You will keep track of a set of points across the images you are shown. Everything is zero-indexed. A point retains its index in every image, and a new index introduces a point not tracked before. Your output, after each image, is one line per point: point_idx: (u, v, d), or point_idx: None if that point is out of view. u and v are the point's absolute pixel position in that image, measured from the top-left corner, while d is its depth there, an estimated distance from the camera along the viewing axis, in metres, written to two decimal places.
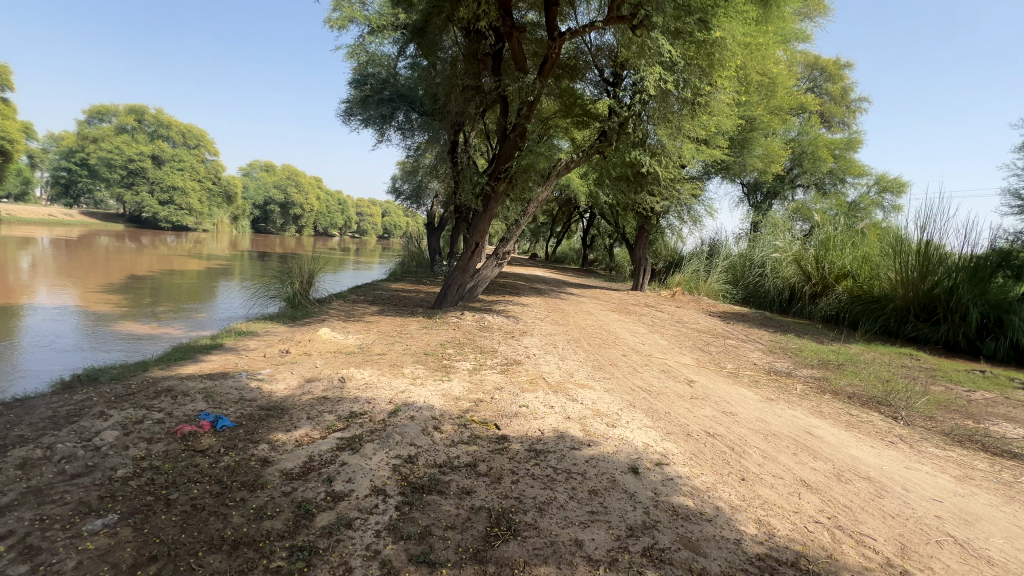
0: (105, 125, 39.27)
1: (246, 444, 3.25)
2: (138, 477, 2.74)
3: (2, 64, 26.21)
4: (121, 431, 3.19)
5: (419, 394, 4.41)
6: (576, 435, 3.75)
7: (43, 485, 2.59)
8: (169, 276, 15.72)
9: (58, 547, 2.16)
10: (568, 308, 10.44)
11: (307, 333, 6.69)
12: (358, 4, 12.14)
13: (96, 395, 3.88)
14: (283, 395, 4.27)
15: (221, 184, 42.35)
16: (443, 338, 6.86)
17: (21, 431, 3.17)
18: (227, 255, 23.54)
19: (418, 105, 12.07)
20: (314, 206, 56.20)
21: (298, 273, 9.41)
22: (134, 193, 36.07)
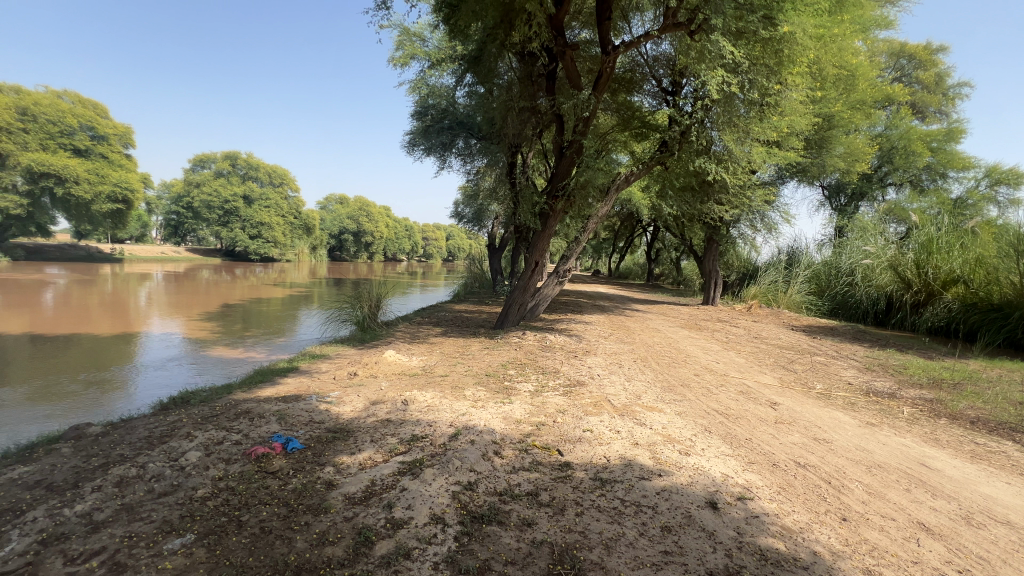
0: (206, 171, 43.93)
1: (314, 466, 3.33)
2: (216, 498, 2.86)
3: (127, 127, 30.71)
4: (203, 451, 3.39)
5: (480, 417, 4.34)
6: (646, 463, 3.48)
7: (134, 503, 2.77)
8: (257, 304, 17.15)
9: (142, 565, 2.27)
10: (633, 325, 10.02)
11: (374, 356, 6.91)
12: (419, 41, 12.79)
13: (186, 417, 4.19)
14: (350, 417, 4.37)
15: (302, 218, 46.04)
16: (505, 359, 6.78)
17: (121, 450, 3.47)
18: (307, 283, 25.36)
19: (476, 131, 12.37)
20: (383, 234, 59.38)
21: (367, 297, 9.85)
22: (229, 230, 40.08)
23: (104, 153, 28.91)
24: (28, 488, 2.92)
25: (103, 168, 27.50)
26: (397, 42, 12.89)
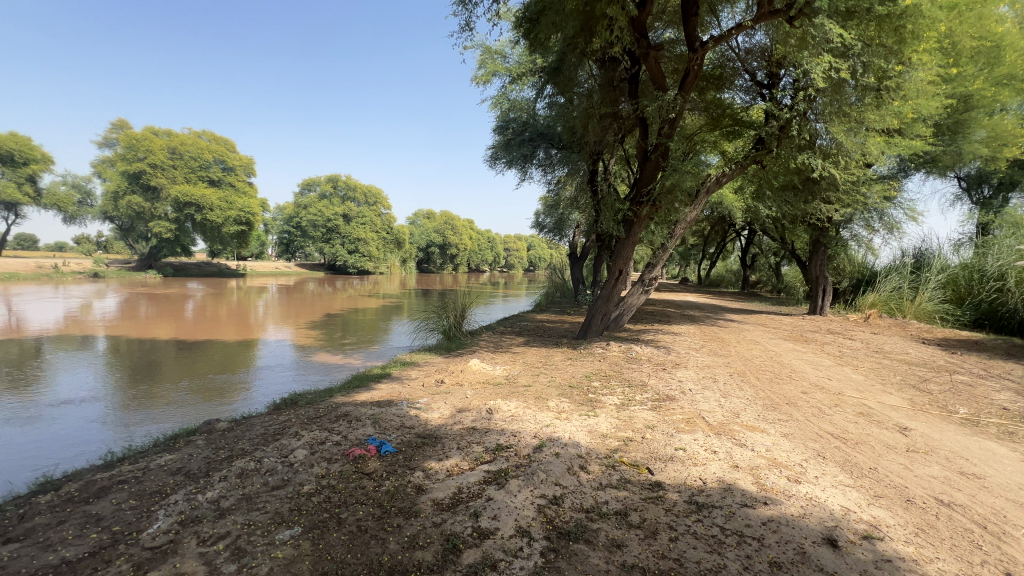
0: (312, 193, 48.56)
1: (405, 470, 3.47)
2: (319, 494, 3.08)
3: (249, 159, 35.11)
4: (309, 450, 3.68)
5: (564, 429, 4.26)
6: (748, 488, 3.16)
7: (252, 493, 3.06)
8: (355, 314, 18.52)
9: (257, 552, 2.48)
10: (728, 336, 9.33)
11: (460, 364, 7.12)
12: (500, 58, 13.19)
13: (295, 417, 4.59)
14: (437, 423, 4.52)
15: (393, 233, 49.23)
16: (589, 370, 6.62)
17: (243, 444, 3.88)
18: (398, 294, 26.96)
19: (556, 141, 12.41)
20: (467, 246, 61.54)
21: (453, 307, 10.21)
22: (331, 246, 43.97)
23: (233, 183, 33.27)
24: (171, 473, 3.37)
25: (232, 195, 31.66)
26: (479, 62, 13.40)
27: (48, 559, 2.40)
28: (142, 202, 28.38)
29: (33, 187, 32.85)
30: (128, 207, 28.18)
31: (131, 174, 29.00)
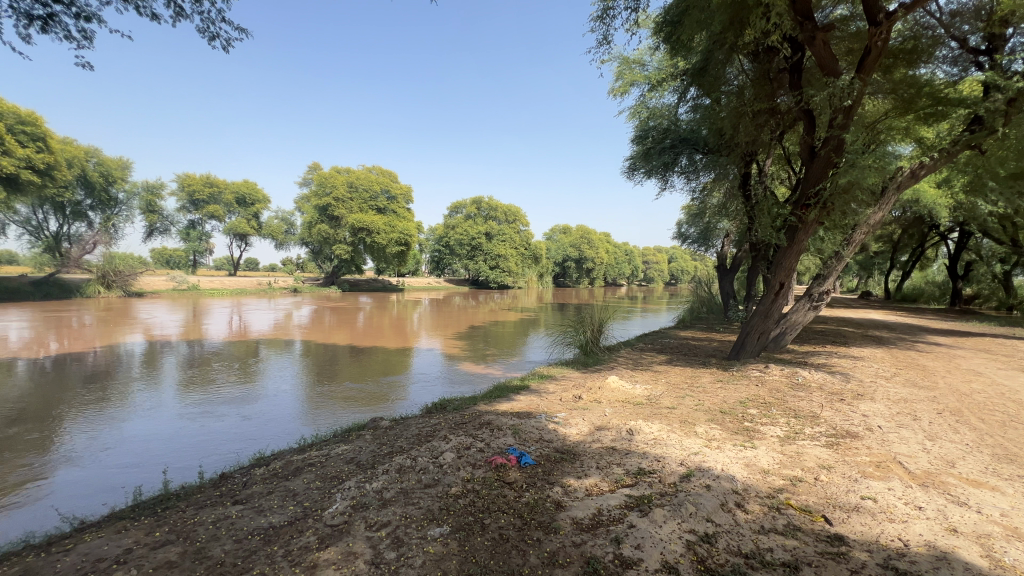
0: (459, 215, 52.15)
1: (544, 483, 3.49)
2: (465, 497, 3.25)
3: (407, 189, 39.69)
4: (456, 454, 3.93)
5: (715, 459, 3.85)
6: (972, 561, 2.46)
7: (409, 488, 3.37)
8: (495, 327, 19.48)
9: (413, 543, 2.71)
10: (932, 364, 7.54)
11: (598, 380, 6.96)
12: (638, 67, 12.86)
13: (444, 421, 4.97)
14: (576, 439, 4.46)
15: (531, 249, 50.94)
16: (744, 395, 5.92)
17: (400, 442, 4.32)
18: (535, 308, 27.69)
19: (702, 145, 11.62)
20: (603, 259, 60.64)
21: (590, 322, 10.07)
22: (475, 263, 47.36)
23: (395, 210, 37.98)
24: (346, 462, 3.89)
25: (394, 221, 36.14)
26: (616, 74, 13.24)
27: (260, 522, 2.93)
28: (329, 229, 33.99)
29: (257, 222, 41.85)
30: (318, 234, 33.99)
31: (321, 207, 34.99)
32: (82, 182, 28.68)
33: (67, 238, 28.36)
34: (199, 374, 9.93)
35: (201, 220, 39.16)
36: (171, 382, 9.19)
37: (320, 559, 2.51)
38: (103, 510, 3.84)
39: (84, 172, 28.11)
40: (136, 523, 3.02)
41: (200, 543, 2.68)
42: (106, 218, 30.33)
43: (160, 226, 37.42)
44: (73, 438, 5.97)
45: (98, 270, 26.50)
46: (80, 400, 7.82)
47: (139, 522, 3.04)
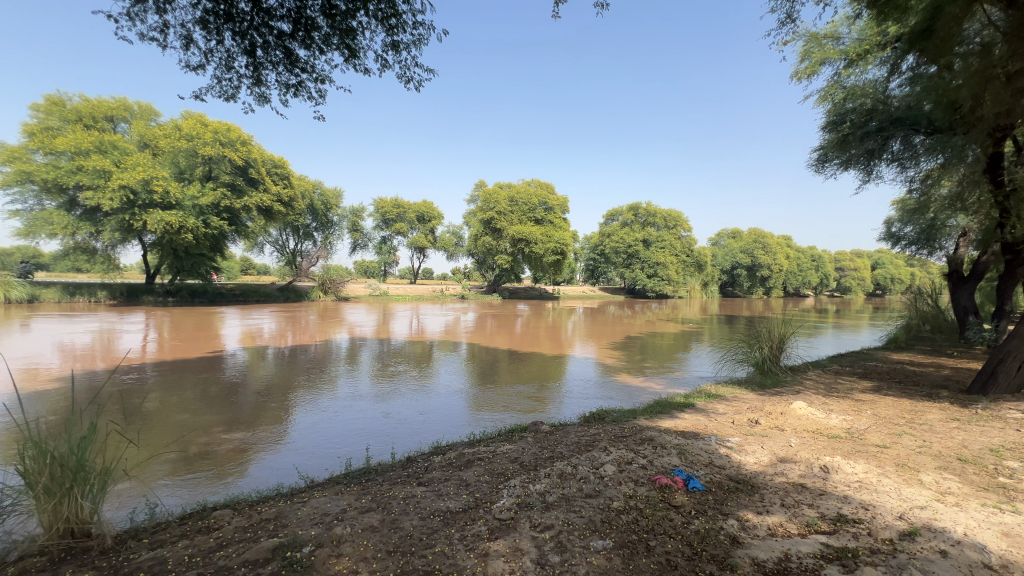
0: (615, 222, 50.98)
1: (716, 513, 3.17)
2: (628, 514, 3.15)
3: (563, 199, 40.56)
4: (617, 467, 3.84)
5: (954, 519, 3.03)
6: None
7: (570, 495, 3.40)
8: (653, 338, 18.62)
9: (576, 551, 2.72)
10: None
11: (779, 405, 6.10)
12: (831, 42, 10.99)
13: (604, 432, 4.91)
14: (753, 469, 3.97)
15: (694, 255, 47.32)
16: (996, 442, 4.54)
17: (561, 448, 4.40)
18: (699, 320, 25.61)
19: (924, 124, 9.24)
20: (782, 266, 53.06)
21: (768, 337, 8.90)
22: (632, 271, 46.16)
23: (552, 220, 38.98)
24: (511, 460, 4.12)
25: (551, 230, 36.98)
26: (802, 54, 11.41)
27: (439, 504, 3.28)
28: (492, 241, 36.93)
29: (433, 236, 47.44)
30: (483, 245, 37.15)
31: (486, 221, 37.99)
32: (311, 209, 36.28)
33: (300, 254, 36.17)
34: (387, 369, 11.59)
35: (391, 236, 46.00)
36: (367, 374, 10.91)
37: (491, 549, 2.69)
38: (323, 473, 4.72)
39: (312, 201, 35.51)
40: (347, 489, 3.64)
41: (393, 514, 3.11)
42: (325, 237, 37.85)
43: (361, 242, 45.12)
44: (301, 413, 7.49)
45: (320, 279, 33.11)
46: (304, 383, 9.77)
47: (350, 488, 3.68)
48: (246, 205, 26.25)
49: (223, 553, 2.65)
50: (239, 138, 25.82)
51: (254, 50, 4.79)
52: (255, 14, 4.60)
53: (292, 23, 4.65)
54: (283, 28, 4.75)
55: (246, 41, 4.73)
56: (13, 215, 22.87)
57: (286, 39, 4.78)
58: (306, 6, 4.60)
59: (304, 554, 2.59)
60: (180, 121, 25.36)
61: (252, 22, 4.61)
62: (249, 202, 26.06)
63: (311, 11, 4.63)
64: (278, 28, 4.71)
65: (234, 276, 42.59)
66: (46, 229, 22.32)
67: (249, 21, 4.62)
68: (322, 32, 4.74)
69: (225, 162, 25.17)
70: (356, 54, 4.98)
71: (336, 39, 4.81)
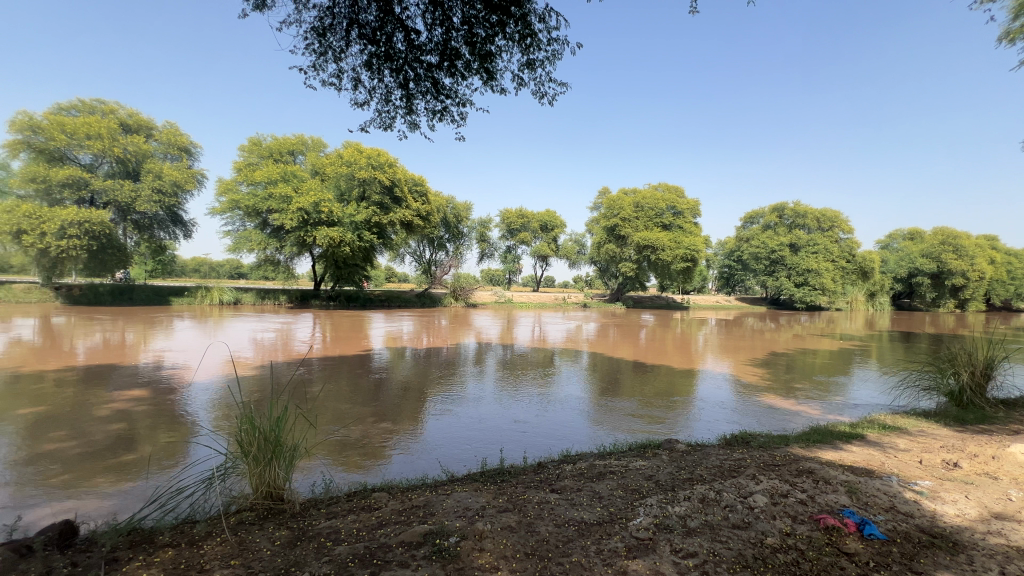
0: (755, 226, 46.25)
1: (905, 570, 2.65)
2: (786, 553, 2.80)
3: (694, 203, 38.11)
4: (769, 499, 3.45)
5: None
6: None
7: (715, 523, 3.14)
8: (803, 355, 16.41)
9: None
10: None
11: (988, 446, 4.90)
12: None
13: (750, 458, 4.45)
14: (954, 523, 3.25)
15: (856, 261, 40.72)
16: None
17: (701, 471, 4.09)
18: (865, 336, 21.86)
19: None
20: (984, 272, 42.80)
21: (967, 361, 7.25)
22: (775, 279, 41.39)
23: (681, 225, 36.67)
24: (645, 478, 3.95)
25: (680, 236, 34.71)
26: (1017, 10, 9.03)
27: (574, 514, 3.27)
28: (615, 248, 36.37)
29: (555, 244, 48.07)
30: (606, 253, 36.83)
31: (609, 228, 37.37)
32: (444, 222, 39.43)
33: (435, 263, 39.36)
34: (512, 374, 11.97)
35: (515, 245, 47.75)
36: (492, 378, 11.38)
37: (630, 568, 2.60)
38: (462, 469, 5.03)
39: (445, 215, 38.52)
40: (485, 487, 3.84)
41: (529, 517, 3.19)
42: (456, 247, 40.69)
43: (488, 251, 47.56)
44: (436, 411, 8.09)
45: (452, 286, 35.73)
46: (438, 383, 10.54)
47: (487, 486, 3.87)
48: (392, 221, 29.44)
49: (382, 531, 2.98)
50: (386, 161, 28.97)
51: (407, 83, 5.38)
52: (410, 52, 5.18)
53: (439, 55, 5.13)
54: (431, 61, 5.28)
55: (401, 76, 5.34)
56: (225, 234, 28.81)
57: (434, 70, 5.29)
58: (451, 38, 5.05)
59: (451, 543, 2.79)
60: (341, 150, 29.52)
61: (406, 59, 5.20)
62: (394, 218, 29.14)
63: (456, 42, 5.06)
64: (427, 62, 5.24)
65: (380, 283, 48.02)
66: (247, 245, 27.71)
67: (404, 59, 5.22)
68: (465, 60, 5.14)
69: (375, 183, 28.62)
70: (494, 76, 5.29)
71: (477, 65, 5.17)
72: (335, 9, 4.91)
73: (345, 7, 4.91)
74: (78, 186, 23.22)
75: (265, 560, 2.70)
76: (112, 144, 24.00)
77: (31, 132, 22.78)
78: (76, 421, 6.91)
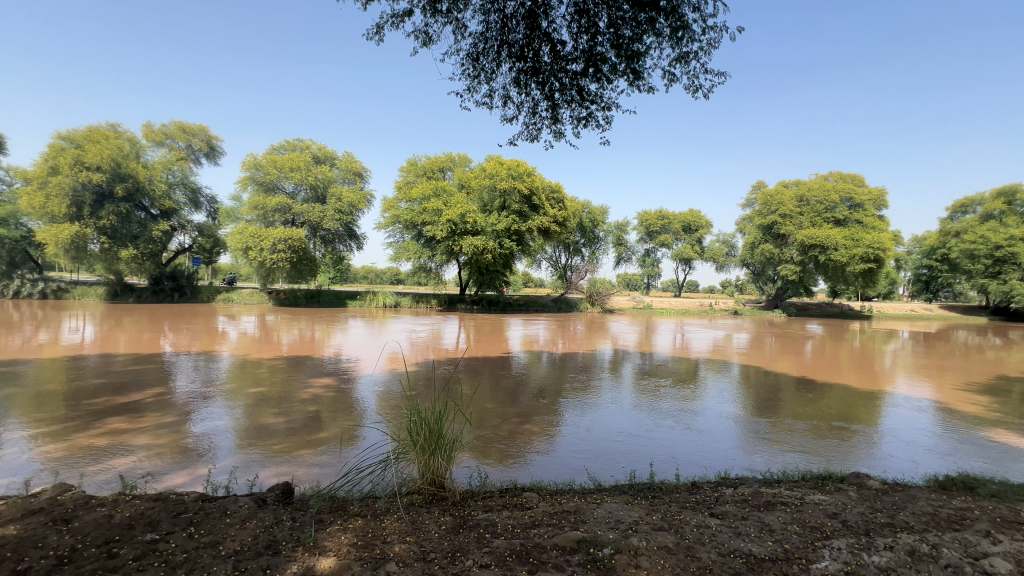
0: (969, 216, 37.11)
1: None
2: None
3: (877, 192, 32.08)
4: (1015, 566, 2.69)
5: None
6: None
7: None
8: None
9: None
10: None
11: None
12: None
13: (979, 509, 3.54)
14: None
15: None
16: None
17: (906, 517, 3.37)
18: None
19: None
20: None
21: None
22: (1001, 283, 32.52)
23: (859, 219, 31.09)
24: (828, 515, 3.40)
25: (858, 232, 29.42)
26: None
27: (740, 544, 2.97)
28: (773, 249, 32.35)
29: (700, 246, 44.68)
30: (762, 254, 32.97)
31: (766, 226, 33.46)
32: (581, 228, 39.54)
33: (570, 269, 39.60)
34: (650, 383, 11.44)
35: (654, 248, 45.66)
36: (630, 386, 11.02)
37: None
38: (609, 479, 4.94)
39: (581, 220, 38.59)
40: (636, 501, 3.71)
41: (688, 540, 2.98)
42: (592, 252, 40.42)
43: (625, 255, 46.24)
44: (575, 416, 8.10)
45: (588, 291, 35.58)
46: (574, 388, 10.56)
47: (638, 500, 3.74)
48: (529, 228, 30.45)
49: (536, 531, 3.06)
50: (525, 171, 30.09)
51: (552, 94, 5.52)
52: (555, 63, 5.31)
53: (585, 62, 5.16)
54: (576, 69, 5.33)
55: (546, 88, 5.50)
56: (389, 246, 32.94)
57: (579, 77, 5.33)
58: (597, 44, 5.04)
59: (605, 555, 2.74)
60: (485, 164, 31.58)
61: (552, 70, 5.34)
62: (532, 225, 30.10)
63: (602, 46, 5.04)
64: (573, 70, 5.32)
65: (518, 288, 50.04)
66: (405, 254, 31.30)
67: (550, 70, 5.36)
68: (611, 63, 5.09)
69: (515, 193, 29.93)
70: (641, 75, 5.13)
71: (624, 66, 5.08)
72: (487, 34, 5.27)
73: (496, 31, 5.24)
74: (284, 210, 28.98)
75: (434, 541, 2.98)
76: (307, 173, 29.42)
77: (255, 170, 29.26)
78: (286, 401, 8.54)
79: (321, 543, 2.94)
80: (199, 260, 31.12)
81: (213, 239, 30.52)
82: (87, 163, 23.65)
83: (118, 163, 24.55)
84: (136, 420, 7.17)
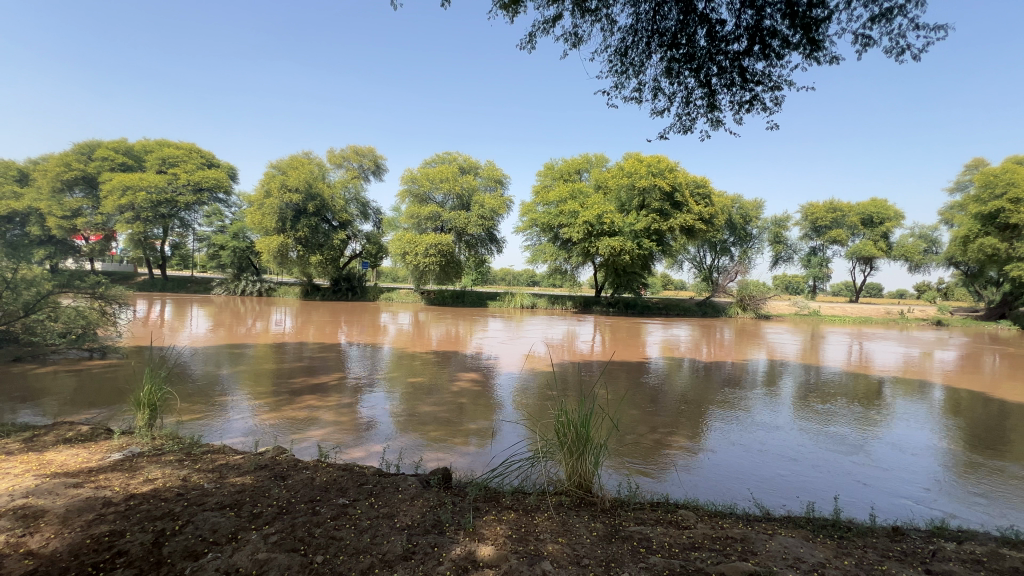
0: None
1: None
2: None
3: None
4: None
5: None
6: None
7: None
8: None
9: None
10: None
11: None
12: None
13: None
14: None
15: None
16: None
17: None
18: None
19: None
20: None
21: None
22: None
23: None
24: None
25: None
26: None
27: None
28: (999, 243, 25.41)
29: (886, 242, 37.37)
30: (979, 251, 26.23)
31: (987, 215, 26.47)
32: (729, 225, 36.10)
33: (717, 270, 36.40)
34: (814, 400, 10.00)
35: (823, 246, 39.47)
36: (787, 402, 9.75)
37: None
38: (782, 508, 4.39)
39: (730, 216, 35.24)
40: (819, 539, 3.20)
41: None
42: (743, 251, 36.65)
43: (785, 255, 40.87)
44: (724, 431, 7.40)
45: (738, 295, 32.23)
46: (722, 400, 9.68)
47: (822, 540, 3.22)
48: (670, 226, 28.69)
49: (697, 555, 2.82)
50: (667, 166, 28.31)
51: (709, 79, 5.08)
52: (713, 45, 4.89)
53: (748, 40, 4.64)
54: (738, 49, 4.84)
55: (702, 74, 5.08)
56: (527, 249, 34.08)
57: (742, 57, 4.82)
58: (764, 18, 4.51)
59: None
60: (622, 162, 30.75)
61: (709, 54, 4.93)
62: (674, 223, 28.34)
63: (771, 20, 4.50)
64: (734, 50, 4.83)
65: (657, 291, 47.63)
66: (541, 257, 32.07)
67: (706, 54, 4.95)
68: (782, 36, 4.51)
69: (655, 190, 28.51)
70: (821, 46, 4.45)
71: (798, 37, 4.46)
72: (637, 26, 5.07)
73: (647, 21, 5.02)
74: (435, 218, 31.89)
75: (587, 546, 2.93)
76: (455, 183, 32.00)
77: (412, 183, 32.86)
78: (439, 392, 9.36)
79: (480, 530, 3.10)
80: (367, 264, 36.00)
81: (378, 246, 35.13)
82: (289, 186, 29.05)
83: (310, 185, 29.66)
84: (324, 398, 8.57)
